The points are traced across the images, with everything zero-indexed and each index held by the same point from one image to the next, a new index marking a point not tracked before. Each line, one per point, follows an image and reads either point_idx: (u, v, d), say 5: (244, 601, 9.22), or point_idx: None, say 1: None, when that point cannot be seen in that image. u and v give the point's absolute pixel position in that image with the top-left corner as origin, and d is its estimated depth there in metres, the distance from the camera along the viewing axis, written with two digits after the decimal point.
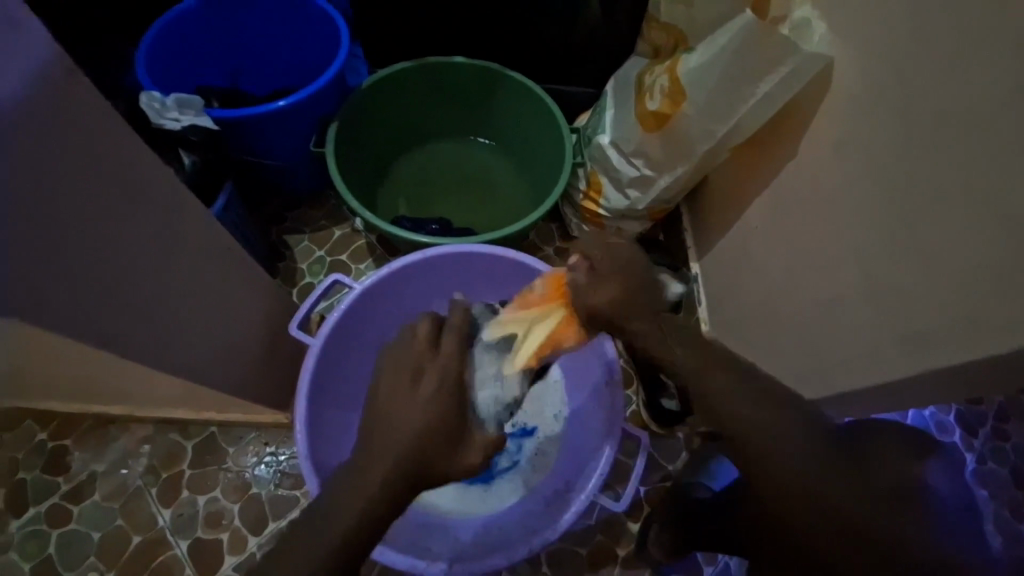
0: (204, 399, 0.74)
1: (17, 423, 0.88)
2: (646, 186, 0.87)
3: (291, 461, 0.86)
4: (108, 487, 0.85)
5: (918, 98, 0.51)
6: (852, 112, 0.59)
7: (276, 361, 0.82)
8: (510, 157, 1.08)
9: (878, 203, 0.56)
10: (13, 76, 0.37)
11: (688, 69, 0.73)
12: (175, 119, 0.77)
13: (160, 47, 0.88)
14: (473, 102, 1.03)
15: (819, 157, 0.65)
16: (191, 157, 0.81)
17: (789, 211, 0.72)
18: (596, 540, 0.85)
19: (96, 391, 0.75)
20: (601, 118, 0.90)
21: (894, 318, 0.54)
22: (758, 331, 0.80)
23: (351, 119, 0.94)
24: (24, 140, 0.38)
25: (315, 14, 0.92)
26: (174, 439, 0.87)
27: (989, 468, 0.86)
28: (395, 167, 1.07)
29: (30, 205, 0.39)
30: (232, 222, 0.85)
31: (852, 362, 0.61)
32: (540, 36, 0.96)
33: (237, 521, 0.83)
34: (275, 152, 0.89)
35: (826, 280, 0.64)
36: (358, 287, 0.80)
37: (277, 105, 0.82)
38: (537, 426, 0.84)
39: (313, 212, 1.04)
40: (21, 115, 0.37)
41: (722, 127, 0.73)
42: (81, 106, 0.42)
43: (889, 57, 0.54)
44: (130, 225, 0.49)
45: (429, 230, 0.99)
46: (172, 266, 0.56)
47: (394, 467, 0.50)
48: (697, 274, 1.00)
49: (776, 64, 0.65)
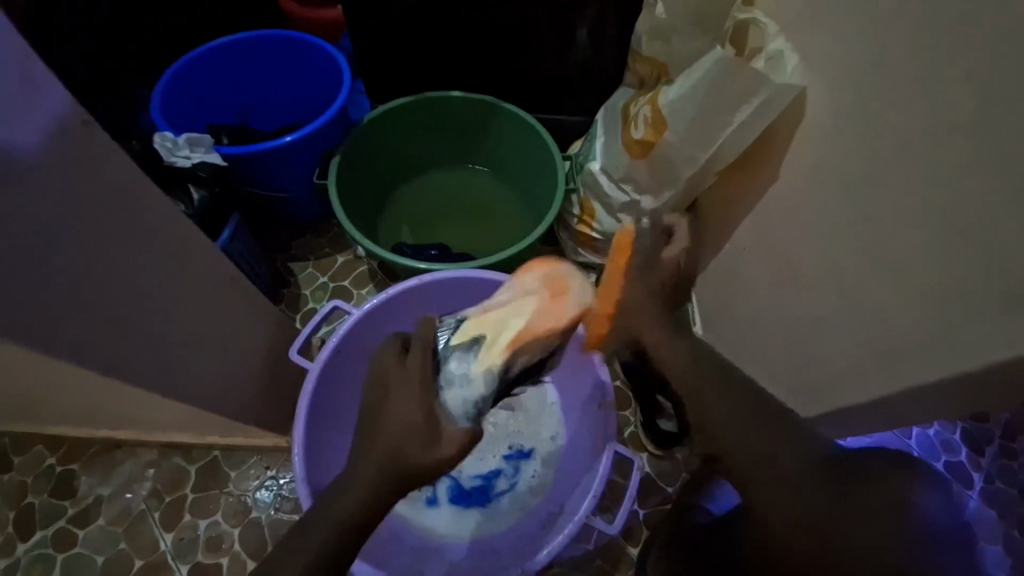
0: (207, 423, 0.77)
1: (28, 448, 0.91)
2: (637, 211, 0.89)
3: (291, 485, 0.87)
4: (113, 511, 0.87)
5: (885, 127, 0.53)
6: (826, 139, 0.62)
7: (277, 385, 0.84)
8: (507, 184, 1.12)
9: (853, 226, 0.58)
10: (31, 128, 0.40)
11: (668, 100, 0.76)
12: (186, 157, 0.83)
13: (177, 90, 0.94)
14: (471, 133, 1.08)
15: (798, 180, 0.68)
16: (200, 192, 0.85)
17: (774, 233, 0.73)
18: (595, 566, 0.84)
19: (103, 416, 0.77)
20: (592, 146, 0.93)
21: (876, 337, 0.55)
22: (749, 351, 0.81)
23: (353, 152, 0.99)
24: (37, 185, 0.41)
25: (319, 55, 0.98)
26: (178, 463, 0.89)
27: (998, 488, 0.84)
28: (396, 197, 1.12)
29: (45, 243, 0.42)
30: (238, 252, 0.89)
31: (838, 380, 0.61)
32: (532, 71, 1.01)
33: (237, 545, 0.84)
34: (280, 184, 0.93)
35: (809, 300, 0.66)
36: (356, 311, 0.83)
37: (283, 141, 0.87)
38: (534, 448, 0.86)
39: (317, 240, 1.08)
40: (38, 162, 0.41)
41: (704, 154, 0.76)
42: (94, 151, 0.45)
43: (857, 86, 0.56)
44: (140, 259, 0.52)
45: (428, 256, 1.02)
46: (179, 296, 0.59)
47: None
48: (691, 294, 1.01)
49: (750, 95, 0.67)
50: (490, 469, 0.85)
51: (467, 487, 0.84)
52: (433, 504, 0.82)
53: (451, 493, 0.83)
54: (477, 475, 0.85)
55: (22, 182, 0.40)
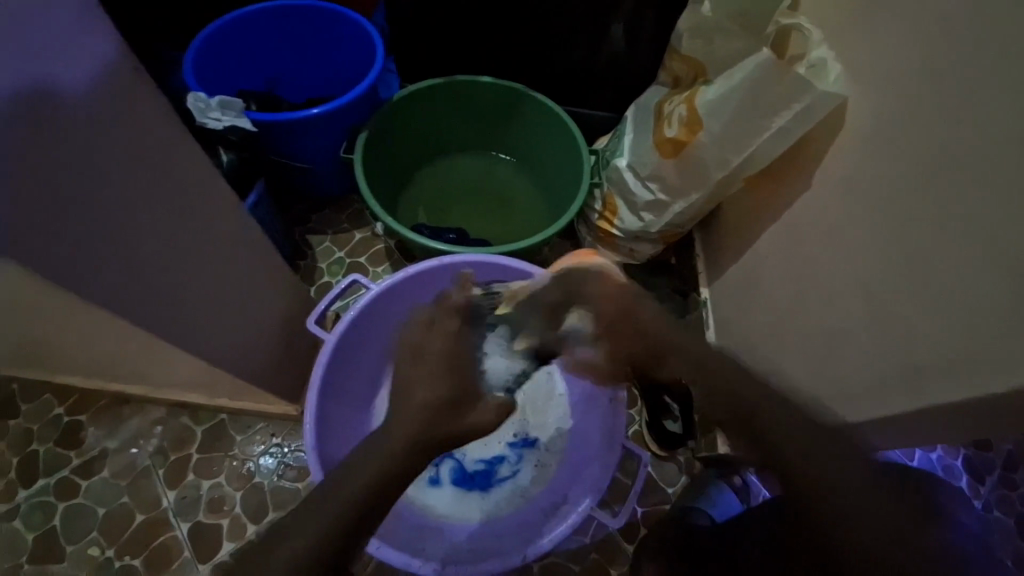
0: (218, 384, 0.77)
1: (36, 396, 0.92)
2: (660, 211, 0.89)
3: (295, 454, 0.88)
4: (117, 465, 0.87)
5: (927, 142, 0.52)
6: (863, 151, 0.61)
7: (290, 353, 0.84)
8: (530, 174, 1.12)
9: (885, 239, 0.57)
10: (80, 68, 0.40)
11: (706, 100, 0.75)
12: (218, 120, 0.82)
13: (209, 52, 0.93)
14: (499, 120, 1.07)
15: (829, 191, 0.67)
16: (229, 155, 0.87)
17: (799, 242, 0.73)
18: (590, 559, 0.84)
19: (117, 369, 0.78)
20: (620, 142, 0.92)
21: (898, 354, 0.55)
22: (763, 359, 0.81)
23: (380, 129, 0.99)
24: (82, 125, 0.41)
25: (354, 29, 0.97)
26: (184, 423, 0.89)
27: (996, 517, 0.84)
28: (419, 179, 1.12)
29: (83, 186, 0.42)
30: (261, 217, 0.89)
31: (855, 393, 0.61)
32: (566, 62, 1.00)
33: (238, 508, 0.84)
34: (306, 154, 0.93)
35: (831, 312, 0.66)
36: (375, 287, 0.83)
37: (312, 112, 0.86)
38: (539, 437, 0.86)
39: (337, 214, 1.08)
40: (84, 103, 0.41)
41: (737, 158, 0.76)
42: (137, 98, 0.45)
43: (902, 99, 0.56)
44: (170, 212, 0.52)
45: (447, 239, 1.02)
46: (205, 254, 0.59)
47: (397, 464, 0.50)
48: (706, 299, 1.01)
49: (790, 101, 0.67)
50: (494, 455, 0.86)
51: (470, 470, 0.84)
52: (435, 484, 0.83)
53: (454, 475, 0.84)
54: (480, 459, 0.85)
55: (68, 120, 0.40)
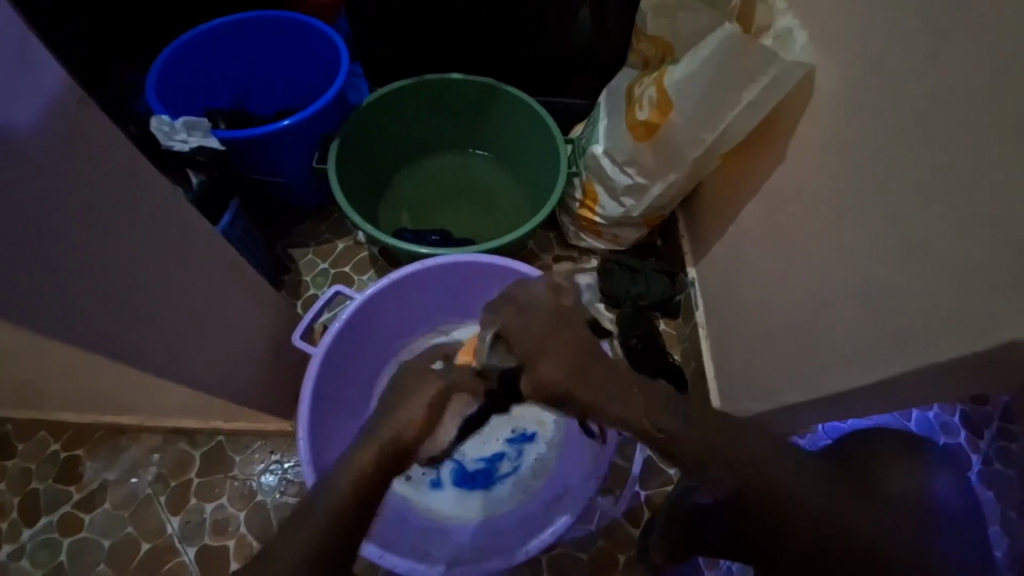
0: (210, 407, 0.77)
1: (31, 434, 0.91)
2: (640, 194, 0.89)
3: (296, 469, 0.88)
4: (119, 496, 0.87)
5: (898, 106, 0.52)
6: (834, 118, 0.61)
7: (281, 370, 0.84)
8: (507, 168, 1.11)
9: (862, 206, 0.57)
10: (23, 103, 0.38)
11: (674, 80, 0.75)
12: (184, 141, 0.81)
13: (171, 72, 0.92)
14: (472, 116, 1.06)
15: (805, 162, 0.67)
16: (199, 176, 0.85)
17: (780, 215, 0.73)
18: (597, 546, 0.85)
19: (106, 401, 0.77)
20: (595, 129, 0.91)
21: (883, 320, 0.55)
22: (755, 335, 0.81)
23: (353, 136, 0.97)
24: (36, 164, 0.40)
25: (315, 36, 0.95)
26: (182, 448, 0.89)
27: (995, 469, 0.85)
28: (397, 182, 1.10)
29: (45, 226, 0.42)
30: (239, 237, 0.88)
31: (845, 361, 0.61)
32: (535, 51, 0.99)
33: (244, 528, 0.84)
34: (279, 168, 0.92)
35: (816, 283, 0.66)
36: (359, 296, 0.82)
37: (281, 125, 0.85)
38: (536, 431, 0.87)
39: (317, 226, 1.07)
40: (32, 139, 0.39)
41: (711, 135, 0.75)
42: (89, 129, 0.44)
43: (870, 62, 0.55)
44: (139, 242, 0.51)
45: (430, 241, 1.01)
46: (182, 279, 0.58)
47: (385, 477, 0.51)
48: (694, 279, 1.01)
49: (758, 74, 0.66)
50: (493, 452, 0.86)
51: (471, 470, 0.85)
52: (436, 487, 0.84)
53: (455, 476, 0.85)
54: (480, 458, 0.86)
55: (22, 162, 0.39)
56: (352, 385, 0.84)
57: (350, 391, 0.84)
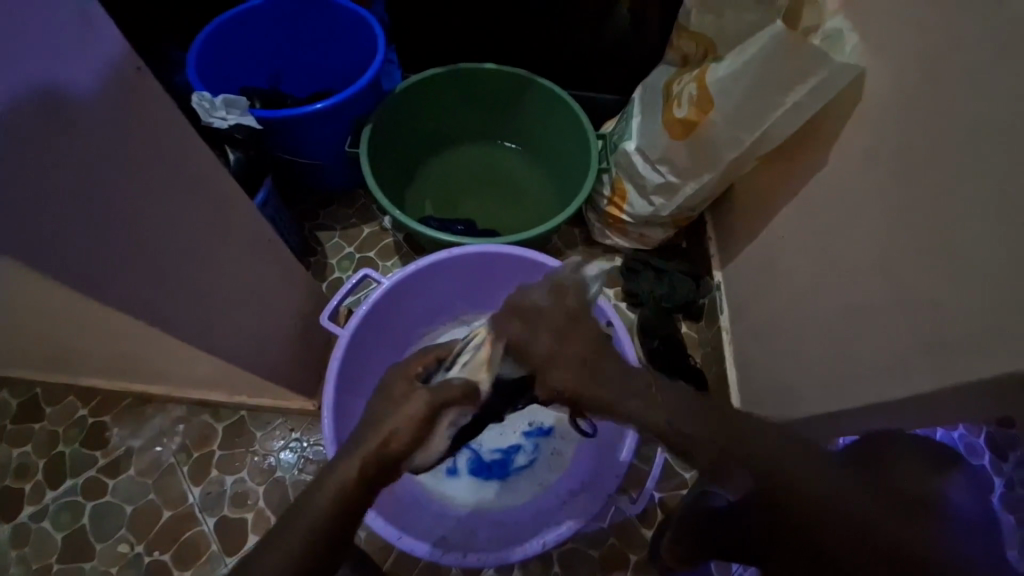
0: (235, 381, 0.78)
1: (61, 398, 0.94)
2: (671, 193, 0.88)
3: (314, 448, 0.89)
4: (143, 464, 0.89)
5: (950, 113, 0.50)
6: (880, 124, 0.60)
7: (305, 350, 0.85)
8: (535, 161, 1.11)
9: (905, 215, 0.56)
10: (86, 68, 0.39)
11: (717, 78, 0.74)
12: (222, 118, 0.82)
13: (210, 50, 0.93)
14: (503, 107, 1.06)
15: (846, 168, 0.66)
16: (236, 154, 0.86)
17: (816, 221, 0.72)
18: (609, 544, 0.85)
19: (136, 370, 0.79)
20: (628, 125, 0.91)
21: (921, 333, 0.54)
22: (781, 342, 0.80)
23: (384, 122, 0.98)
24: (90, 129, 0.41)
25: (352, 20, 0.96)
26: (205, 421, 0.91)
27: None
28: (425, 170, 1.11)
29: (95, 192, 0.43)
30: (271, 216, 0.89)
31: (878, 372, 0.60)
32: (571, 44, 0.98)
33: (261, 502, 0.86)
34: (311, 150, 0.93)
35: (851, 291, 0.64)
36: (385, 281, 0.82)
37: (314, 107, 0.85)
38: (553, 426, 0.87)
39: (345, 210, 1.08)
40: (92, 102, 0.40)
41: (750, 136, 0.74)
42: (142, 96, 0.45)
43: (922, 68, 0.54)
44: (180, 214, 0.52)
45: (455, 230, 1.01)
46: (218, 253, 0.59)
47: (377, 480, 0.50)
48: (720, 282, 1.00)
49: (805, 76, 0.65)
50: (510, 445, 0.86)
51: (487, 460, 0.85)
52: (452, 474, 0.84)
53: (471, 465, 0.85)
54: (496, 449, 0.86)
55: (77, 126, 0.40)
56: (370, 368, 0.84)
57: (369, 375, 0.84)
